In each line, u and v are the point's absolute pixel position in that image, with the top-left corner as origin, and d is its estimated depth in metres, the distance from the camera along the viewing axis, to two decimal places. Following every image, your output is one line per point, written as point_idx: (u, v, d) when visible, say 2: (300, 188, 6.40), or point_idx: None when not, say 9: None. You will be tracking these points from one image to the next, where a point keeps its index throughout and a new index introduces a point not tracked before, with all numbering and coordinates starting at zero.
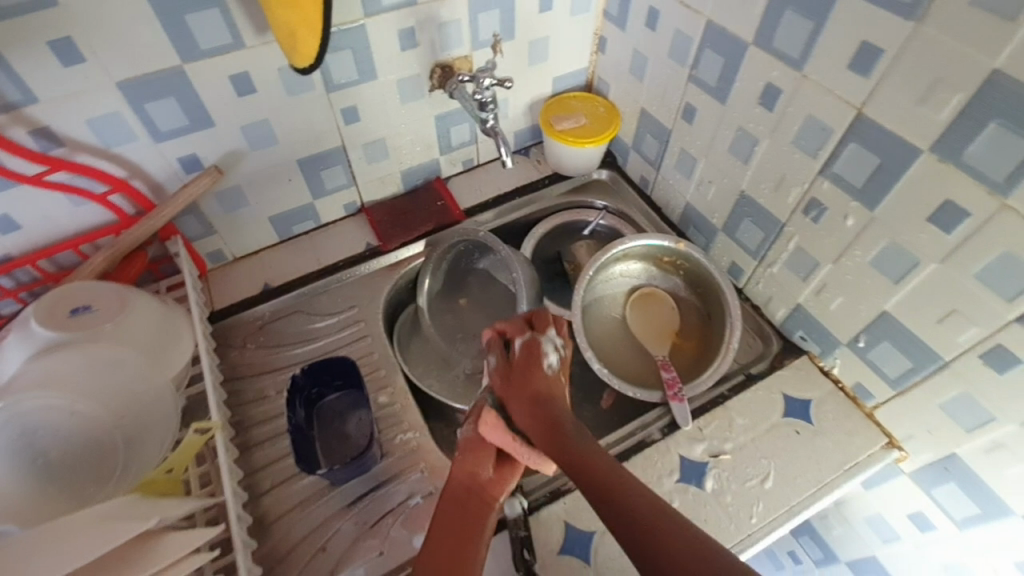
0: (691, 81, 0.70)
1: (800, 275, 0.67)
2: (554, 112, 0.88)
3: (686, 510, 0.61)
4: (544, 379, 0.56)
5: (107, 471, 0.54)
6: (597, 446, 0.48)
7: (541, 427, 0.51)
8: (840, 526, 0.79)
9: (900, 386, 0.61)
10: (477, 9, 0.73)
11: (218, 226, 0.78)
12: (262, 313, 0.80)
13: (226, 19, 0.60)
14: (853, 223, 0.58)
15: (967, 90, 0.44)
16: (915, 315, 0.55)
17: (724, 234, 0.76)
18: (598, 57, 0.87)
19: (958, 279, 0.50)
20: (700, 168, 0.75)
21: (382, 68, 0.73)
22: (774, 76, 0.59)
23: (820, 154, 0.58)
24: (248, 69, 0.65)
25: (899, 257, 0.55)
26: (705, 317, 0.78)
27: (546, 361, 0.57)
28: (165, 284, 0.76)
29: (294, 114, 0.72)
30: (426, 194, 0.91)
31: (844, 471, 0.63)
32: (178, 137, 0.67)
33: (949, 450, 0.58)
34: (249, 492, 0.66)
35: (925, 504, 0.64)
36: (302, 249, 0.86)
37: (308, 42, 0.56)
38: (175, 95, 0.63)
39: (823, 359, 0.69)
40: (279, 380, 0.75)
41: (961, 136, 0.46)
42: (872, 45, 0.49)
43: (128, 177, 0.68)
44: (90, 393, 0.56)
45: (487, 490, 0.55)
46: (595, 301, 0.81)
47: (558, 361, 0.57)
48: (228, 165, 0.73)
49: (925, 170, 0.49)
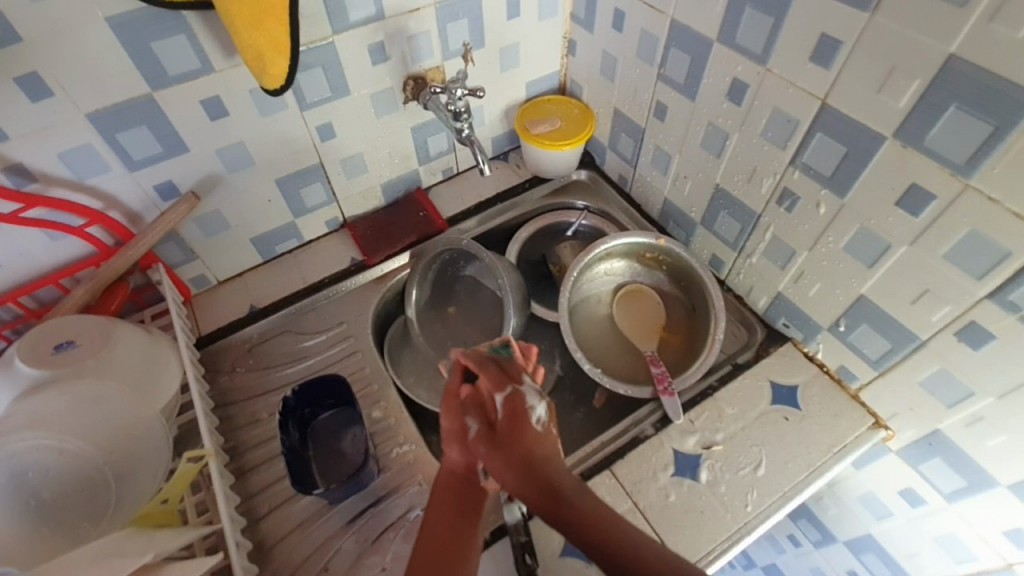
0: (660, 79, 0.71)
1: (779, 264, 0.68)
2: (529, 116, 0.88)
3: (682, 503, 0.62)
4: (537, 438, 0.47)
5: (100, 507, 0.54)
6: (597, 504, 0.41)
7: (532, 484, 0.42)
8: (835, 507, 0.81)
9: (881, 367, 0.62)
10: (445, 20, 0.74)
11: (200, 251, 0.78)
12: (249, 335, 0.80)
13: (193, 44, 0.60)
14: (825, 210, 0.59)
15: (924, 77, 0.45)
16: (891, 297, 0.57)
17: (703, 227, 0.77)
18: (568, 59, 0.88)
19: (928, 260, 0.52)
20: (676, 163, 0.77)
21: (354, 83, 0.73)
22: (739, 71, 0.60)
23: (789, 145, 0.59)
24: (219, 93, 0.65)
25: (871, 241, 0.56)
26: (690, 310, 0.79)
27: (535, 416, 0.48)
28: (149, 313, 0.76)
29: (269, 134, 0.72)
30: (408, 204, 0.91)
31: (833, 454, 0.64)
32: (153, 164, 0.67)
33: (933, 426, 0.60)
34: (247, 517, 0.66)
35: (915, 480, 0.66)
36: (286, 268, 0.86)
37: (278, 63, 0.56)
38: (146, 123, 0.63)
39: (806, 344, 0.70)
40: (270, 402, 0.75)
41: (921, 121, 0.47)
42: (830, 37, 0.50)
43: (105, 208, 0.67)
44: (78, 430, 0.55)
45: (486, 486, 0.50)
46: (581, 301, 0.82)
47: (547, 413, 0.49)
48: (205, 190, 0.72)
49: (890, 156, 0.51)
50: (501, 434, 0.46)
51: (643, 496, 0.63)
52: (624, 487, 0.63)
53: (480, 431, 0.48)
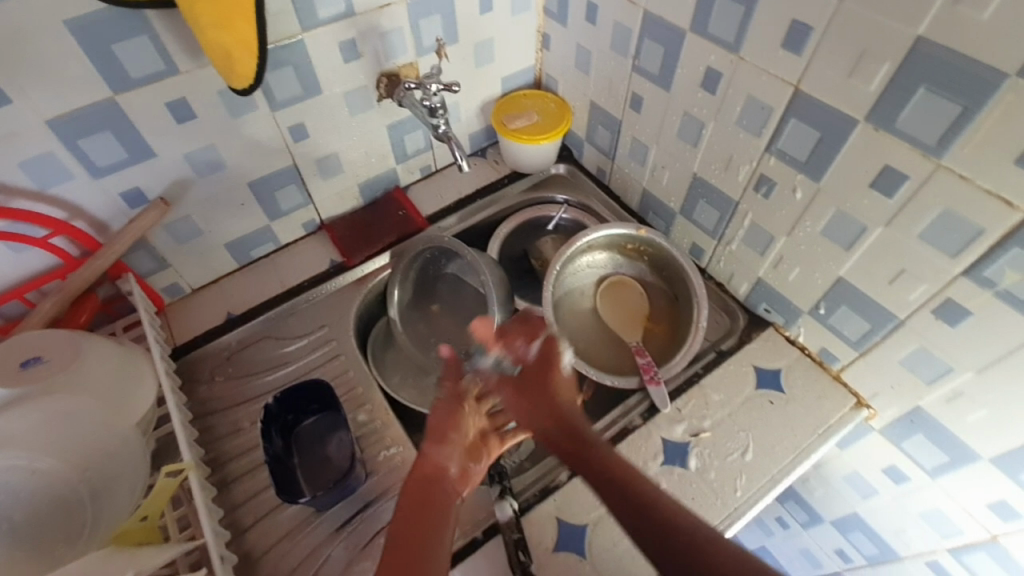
0: (635, 71, 0.72)
1: (758, 250, 0.69)
2: (506, 111, 0.88)
3: (674, 491, 0.62)
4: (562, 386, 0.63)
5: (76, 526, 0.52)
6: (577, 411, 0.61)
7: (547, 422, 0.60)
8: (821, 487, 0.82)
9: (861, 348, 0.63)
10: (417, 15, 0.73)
11: (172, 259, 0.75)
12: (227, 343, 0.78)
13: (156, 45, 0.58)
14: (802, 195, 0.60)
15: (893, 60, 0.46)
16: (869, 278, 0.58)
17: (683, 217, 0.77)
18: (543, 53, 0.87)
19: (903, 240, 0.53)
20: (653, 154, 0.77)
21: (327, 82, 0.72)
22: (712, 60, 0.61)
23: (764, 132, 0.60)
24: (186, 94, 0.63)
25: (846, 224, 0.57)
26: (673, 299, 0.79)
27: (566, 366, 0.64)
28: (121, 325, 0.73)
29: (239, 136, 0.70)
30: (386, 204, 0.90)
31: (818, 435, 0.65)
32: (119, 171, 0.64)
33: (913, 404, 0.61)
34: (232, 530, 0.64)
35: (898, 457, 0.67)
36: (262, 273, 0.84)
37: (245, 61, 0.55)
38: (109, 128, 0.61)
39: (787, 328, 0.71)
40: (252, 411, 0.73)
41: (892, 103, 0.48)
42: (801, 24, 0.51)
43: (69, 217, 0.65)
44: (52, 449, 0.53)
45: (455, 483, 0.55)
46: (565, 294, 0.82)
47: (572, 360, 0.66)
48: (175, 196, 0.70)
49: (863, 139, 0.51)
50: (537, 377, 0.63)
51: None
52: None
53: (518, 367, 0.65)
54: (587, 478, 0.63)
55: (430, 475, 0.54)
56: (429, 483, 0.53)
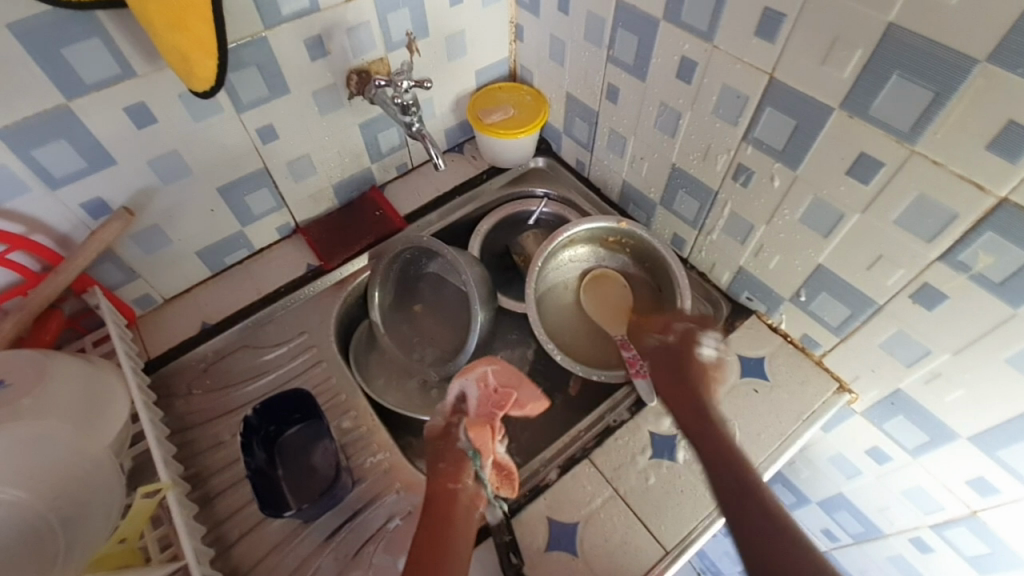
0: (610, 61, 0.71)
1: (738, 239, 0.69)
2: (481, 106, 0.86)
3: (663, 484, 0.62)
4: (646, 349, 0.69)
5: (48, 555, 0.49)
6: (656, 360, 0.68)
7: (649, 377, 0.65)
8: (807, 470, 0.83)
9: (842, 333, 0.64)
10: (385, 9, 0.70)
11: (141, 270, 0.73)
12: (204, 354, 0.76)
13: (109, 47, 0.55)
14: (780, 183, 0.60)
15: (865, 47, 0.46)
16: (847, 264, 0.58)
17: (663, 208, 0.77)
18: (516, 45, 0.86)
19: (879, 226, 0.53)
20: (631, 145, 0.76)
21: (294, 81, 0.69)
22: (686, 49, 0.60)
23: (741, 121, 0.59)
24: (144, 98, 0.60)
25: (824, 212, 0.57)
26: (656, 290, 0.79)
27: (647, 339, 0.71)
28: (90, 340, 0.70)
29: (204, 140, 0.67)
30: (362, 204, 0.88)
31: (803, 421, 0.65)
32: (77, 181, 0.62)
33: (893, 386, 0.62)
34: (216, 547, 0.63)
35: (879, 438, 0.68)
36: (237, 281, 0.82)
37: (204, 65, 0.52)
38: (64, 136, 0.58)
39: (769, 316, 0.72)
40: (233, 423, 0.72)
41: (865, 91, 0.48)
42: (774, 11, 0.50)
43: (27, 231, 0.62)
44: (18, 475, 0.51)
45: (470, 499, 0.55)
46: (548, 290, 0.81)
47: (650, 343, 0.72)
48: (139, 204, 0.68)
49: (838, 126, 0.51)
50: (665, 361, 0.64)
51: (624, 481, 0.63)
52: (603, 475, 0.63)
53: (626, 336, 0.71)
54: (577, 475, 0.63)
55: (447, 505, 0.54)
56: (451, 510, 0.54)
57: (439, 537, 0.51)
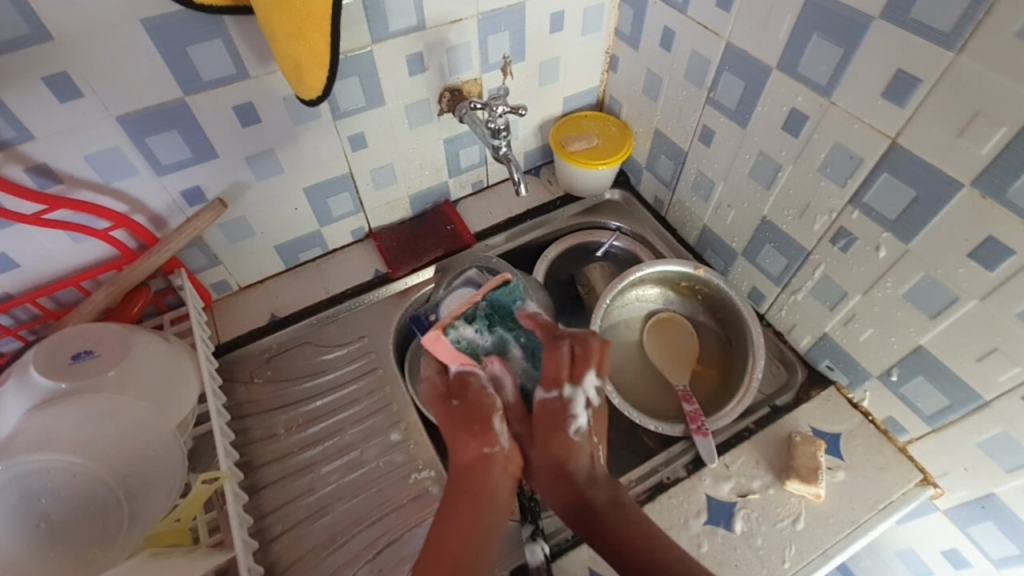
0: (709, 103, 0.68)
1: (827, 304, 0.64)
2: (566, 132, 0.85)
3: (716, 554, 0.58)
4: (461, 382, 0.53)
5: (112, 528, 0.52)
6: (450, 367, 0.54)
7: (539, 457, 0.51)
8: (870, 559, 0.78)
9: (934, 423, 0.59)
10: (487, 32, 0.71)
11: (223, 257, 0.76)
12: (269, 345, 0.78)
13: (228, 48, 0.58)
14: (886, 254, 0.55)
15: (1012, 125, 0.42)
16: (952, 352, 0.53)
17: (745, 259, 0.74)
18: (609, 75, 0.85)
19: (999, 316, 0.49)
20: (719, 191, 0.73)
21: (391, 94, 0.71)
22: (799, 101, 0.57)
23: (850, 183, 0.56)
24: (252, 98, 0.63)
25: (934, 290, 0.53)
26: (725, 343, 0.76)
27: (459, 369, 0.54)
28: (169, 318, 0.75)
29: (300, 143, 0.70)
30: (435, 216, 0.89)
31: (878, 511, 0.60)
32: (180, 169, 0.65)
33: (987, 489, 0.57)
34: (259, 539, 0.64)
35: (959, 540, 0.63)
36: (309, 278, 0.84)
37: (315, 74, 0.54)
38: (177, 127, 0.61)
39: (851, 390, 0.67)
40: (290, 417, 0.73)
41: (1007, 171, 0.44)
42: (907, 74, 0.47)
43: (130, 211, 0.65)
44: (93, 448, 0.53)
45: (478, 455, 0.49)
46: (612, 326, 0.79)
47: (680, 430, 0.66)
48: (232, 197, 0.70)
49: (966, 206, 0.47)
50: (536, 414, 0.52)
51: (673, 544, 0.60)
52: None
53: (693, 411, 0.67)
54: None
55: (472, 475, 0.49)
56: (470, 480, 0.49)
57: (471, 516, 0.47)
